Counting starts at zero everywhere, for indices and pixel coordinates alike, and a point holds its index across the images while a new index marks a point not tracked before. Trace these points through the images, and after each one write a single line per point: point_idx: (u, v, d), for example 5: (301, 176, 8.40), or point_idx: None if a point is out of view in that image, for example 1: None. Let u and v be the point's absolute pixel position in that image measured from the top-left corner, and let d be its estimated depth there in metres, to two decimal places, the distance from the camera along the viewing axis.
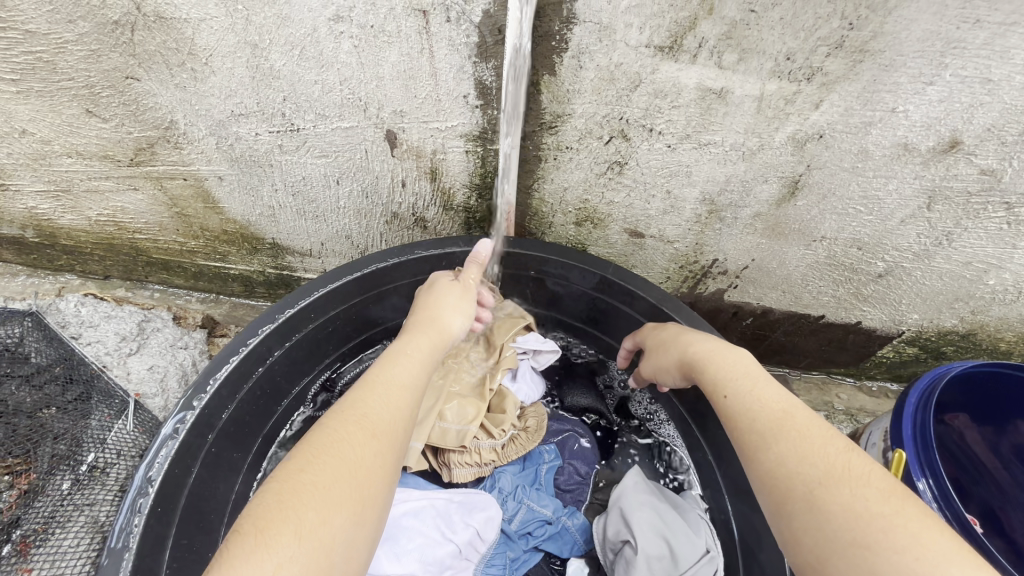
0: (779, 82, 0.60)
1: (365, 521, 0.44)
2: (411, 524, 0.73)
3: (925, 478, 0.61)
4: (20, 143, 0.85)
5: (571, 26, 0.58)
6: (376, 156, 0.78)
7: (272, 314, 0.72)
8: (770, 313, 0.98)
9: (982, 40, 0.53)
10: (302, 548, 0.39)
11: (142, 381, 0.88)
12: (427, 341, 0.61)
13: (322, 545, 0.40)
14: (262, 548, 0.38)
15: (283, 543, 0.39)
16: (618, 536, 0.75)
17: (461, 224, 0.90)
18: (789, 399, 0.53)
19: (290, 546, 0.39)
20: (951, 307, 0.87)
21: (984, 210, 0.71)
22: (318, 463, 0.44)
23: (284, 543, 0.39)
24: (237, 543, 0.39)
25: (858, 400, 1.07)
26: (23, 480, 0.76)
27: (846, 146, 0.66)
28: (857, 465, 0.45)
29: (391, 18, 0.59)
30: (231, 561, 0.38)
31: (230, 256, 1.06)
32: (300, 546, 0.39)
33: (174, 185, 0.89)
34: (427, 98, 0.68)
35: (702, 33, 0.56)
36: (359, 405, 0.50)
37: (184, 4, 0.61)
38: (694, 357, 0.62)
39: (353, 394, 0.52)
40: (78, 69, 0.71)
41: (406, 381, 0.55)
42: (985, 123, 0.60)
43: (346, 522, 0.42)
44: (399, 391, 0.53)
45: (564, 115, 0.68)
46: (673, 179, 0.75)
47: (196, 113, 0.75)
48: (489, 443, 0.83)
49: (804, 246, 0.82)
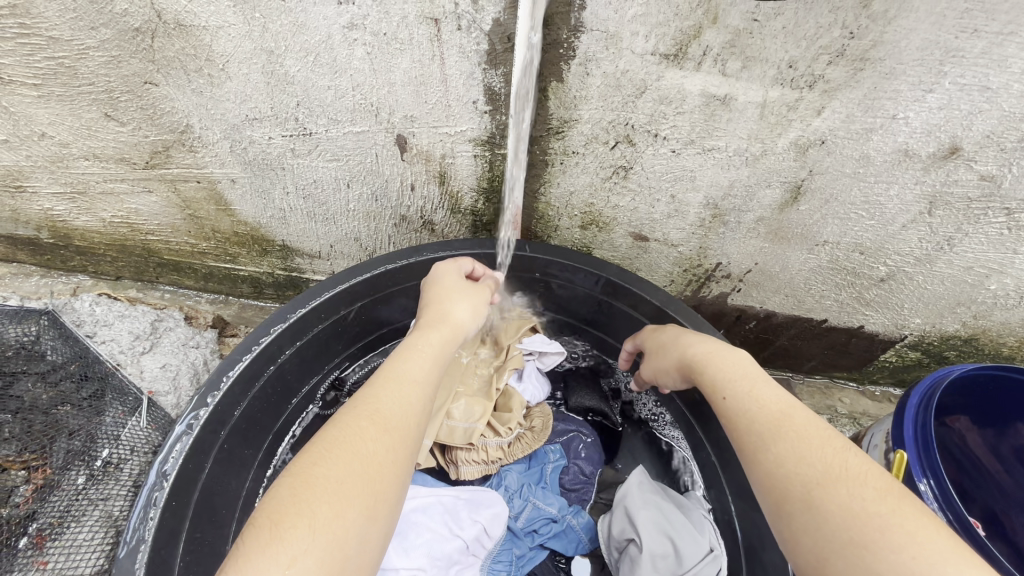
0: (782, 89, 0.61)
1: (378, 515, 0.45)
2: (419, 520, 0.74)
3: (926, 479, 0.62)
4: (39, 147, 0.87)
5: (579, 34, 0.60)
6: (387, 160, 0.80)
7: (284, 314, 0.74)
8: (773, 317, 0.99)
9: (981, 49, 0.54)
10: (315, 540, 0.40)
11: (155, 379, 0.89)
12: (438, 339, 0.62)
13: (335, 538, 0.41)
14: (276, 541, 0.40)
15: (297, 536, 0.40)
16: (623, 535, 0.76)
17: (468, 227, 0.91)
18: (786, 399, 0.54)
19: (304, 539, 0.40)
20: (953, 311, 0.88)
21: (985, 216, 0.72)
22: (331, 458, 0.45)
23: (298, 535, 0.40)
24: (252, 535, 0.40)
25: (861, 404, 1.08)
26: (38, 474, 0.77)
27: (848, 152, 0.67)
28: (855, 465, 0.46)
29: (404, 26, 0.61)
30: (247, 553, 0.39)
31: (240, 257, 1.08)
32: (313, 539, 0.40)
33: (188, 188, 0.91)
34: (438, 104, 0.70)
35: (706, 41, 0.58)
36: (371, 401, 0.51)
37: (203, 11, 0.63)
38: (692, 359, 0.64)
39: (365, 390, 0.53)
40: (98, 74, 0.73)
41: (418, 377, 0.56)
42: (985, 130, 0.62)
43: (359, 516, 0.43)
44: (411, 387, 0.54)
45: (571, 120, 0.70)
46: (678, 184, 0.76)
47: (211, 117, 0.77)
48: (496, 441, 0.84)
49: (807, 250, 0.84)
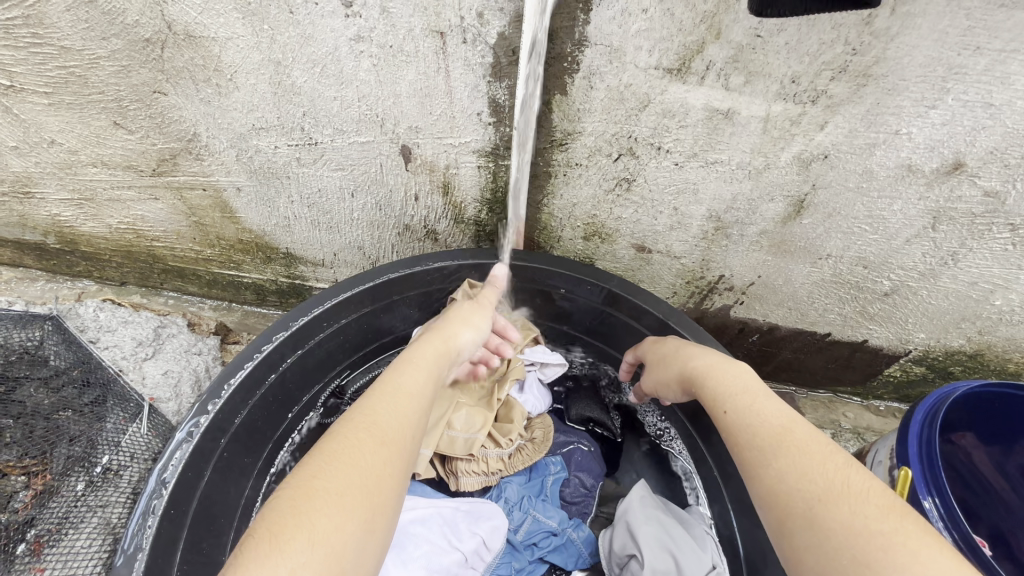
0: (785, 104, 0.62)
1: (376, 528, 0.44)
2: (418, 531, 0.74)
3: (931, 497, 0.60)
4: (48, 154, 0.88)
5: (583, 48, 0.60)
6: (391, 171, 0.80)
7: (286, 321, 0.74)
8: (776, 330, 0.98)
9: (983, 66, 0.54)
10: (315, 552, 0.40)
11: (157, 385, 0.91)
12: (434, 353, 0.63)
13: (334, 550, 0.41)
14: (276, 552, 0.39)
15: (296, 548, 0.39)
16: (624, 550, 0.76)
17: (471, 237, 0.91)
18: (788, 413, 0.54)
19: (303, 551, 0.39)
20: (958, 327, 0.87)
21: (989, 231, 0.71)
22: (329, 471, 0.45)
23: (297, 547, 0.39)
24: (252, 547, 0.40)
25: (865, 418, 1.07)
26: (38, 480, 0.76)
27: (850, 166, 0.67)
28: (857, 483, 0.45)
29: (410, 39, 0.62)
30: (246, 564, 0.38)
31: (244, 264, 1.08)
32: (312, 551, 0.40)
33: (194, 196, 0.92)
34: (442, 115, 0.71)
35: (709, 56, 0.58)
36: (367, 413, 0.51)
37: (213, 23, 0.64)
38: (694, 372, 0.63)
39: (363, 404, 0.53)
40: (109, 84, 0.74)
41: (415, 390, 0.56)
42: (988, 146, 0.62)
43: (357, 528, 0.43)
44: (407, 400, 0.55)
45: (574, 132, 0.70)
46: (680, 196, 0.76)
47: (218, 126, 0.78)
48: (496, 452, 0.84)
49: (810, 264, 0.83)
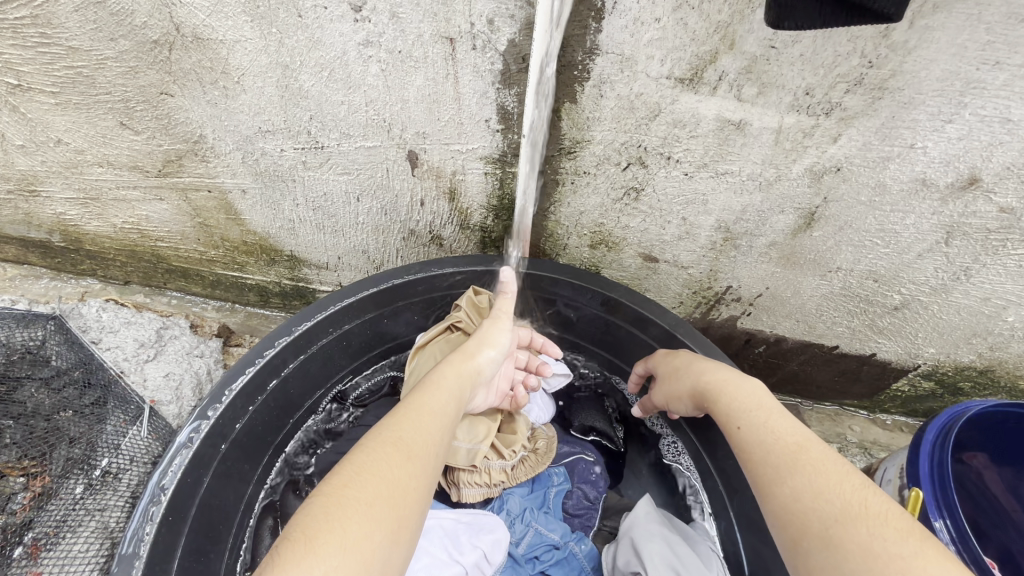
0: (798, 116, 0.61)
1: (401, 539, 0.45)
2: (420, 543, 0.73)
3: (942, 518, 0.59)
4: (54, 152, 0.88)
5: (594, 56, 0.60)
6: (397, 175, 0.79)
7: (289, 327, 0.73)
8: (783, 342, 0.97)
9: (1002, 81, 0.53)
10: (347, 557, 0.40)
11: (158, 388, 0.89)
12: (454, 376, 0.65)
13: (363, 558, 0.41)
14: (310, 554, 0.39)
15: (329, 551, 0.40)
16: (629, 565, 0.74)
17: (477, 243, 0.90)
18: (803, 433, 0.53)
19: (336, 554, 0.40)
20: (969, 342, 0.86)
21: (1003, 247, 0.70)
22: (361, 480, 0.46)
23: (329, 551, 0.40)
24: (288, 549, 0.40)
25: (871, 433, 1.05)
26: (37, 482, 0.77)
27: (864, 180, 0.66)
28: (874, 505, 0.45)
29: (419, 44, 0.62)
30: (282, 565, 0.39)
31: (248, 266, 1.08)
32: (345, 556, 0.40)
33: (198, 197, 0.92)
34: (450, 121, 0.70)
35: (722, 66, 0.58)
36: (394, 428, 0.53)
37: (221, 25, 0.63)
38: (709, 388, 0.62)
39: (387, 421, 0.54)
40: (115, 84, 0.74)
41: (437, 410, 0.58)
42: (1005, 161, 0.61)
43: (384, 538, 0.43)
44: (429, 417, 0.56)
45: (583, 141, 0.69)
46: (689, 207, 0.75)
47: (225, 128, 0.77)
48: (500, 464, 0.83)
49: (820, 276, 0.82)
